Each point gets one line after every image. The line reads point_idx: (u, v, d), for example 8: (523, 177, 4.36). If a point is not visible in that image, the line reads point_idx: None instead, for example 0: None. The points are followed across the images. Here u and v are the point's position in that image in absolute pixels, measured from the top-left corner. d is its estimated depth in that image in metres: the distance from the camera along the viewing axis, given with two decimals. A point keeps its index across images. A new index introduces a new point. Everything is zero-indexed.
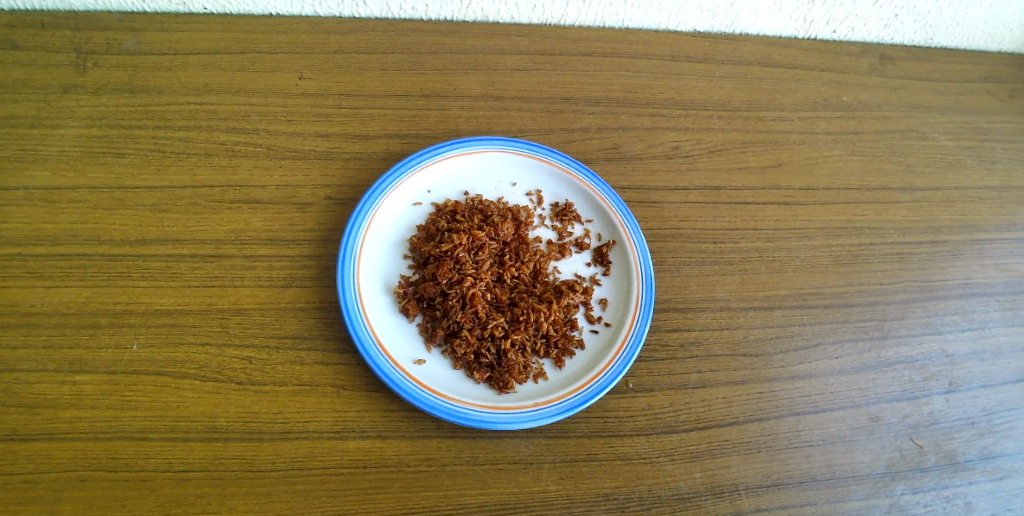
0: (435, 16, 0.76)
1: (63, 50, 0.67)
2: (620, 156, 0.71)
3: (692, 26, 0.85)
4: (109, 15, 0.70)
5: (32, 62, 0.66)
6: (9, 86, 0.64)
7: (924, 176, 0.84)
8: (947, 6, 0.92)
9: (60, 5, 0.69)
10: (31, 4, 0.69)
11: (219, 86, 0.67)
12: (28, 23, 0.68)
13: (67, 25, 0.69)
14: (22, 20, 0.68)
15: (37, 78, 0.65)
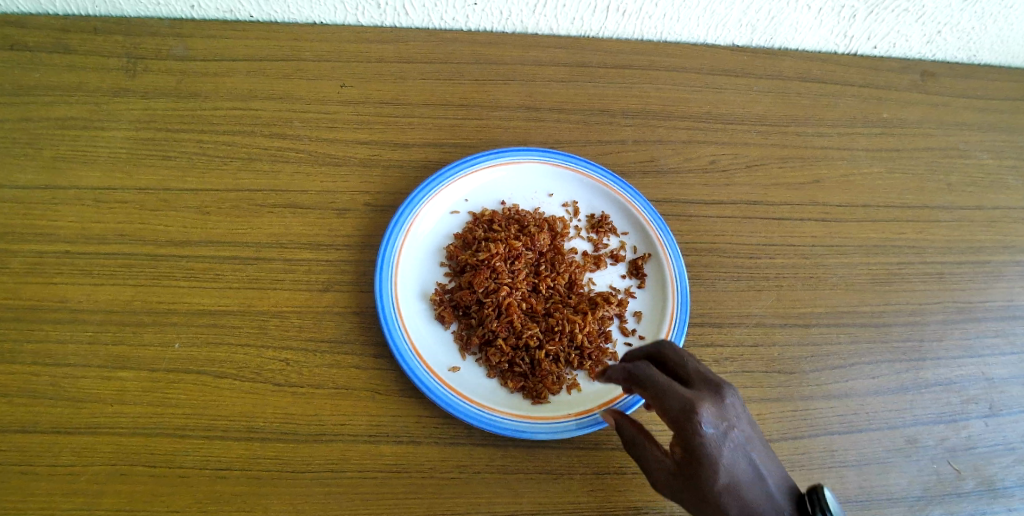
0: (475, 27, 0.77)
1: (114, 55, 0.70)
2: (656, 169, 0.71)
3: (730, 39, 0.85)
4: (159, 22, 0.73)
5: (85, 66, 0.68)
6: (63, 89, 0.66)
7: (965, 195, 0.82)
8: (993, 23, 0.90)
9: (113, 11, 0.72)
10: (86, 10, 0.71)
11: (264, 93, 0.69)
12: (82, 29, 0.71)
13: (118, 31, 0.71)
14: (77, 25, 0.71)
15: (89, 82, 0.67)
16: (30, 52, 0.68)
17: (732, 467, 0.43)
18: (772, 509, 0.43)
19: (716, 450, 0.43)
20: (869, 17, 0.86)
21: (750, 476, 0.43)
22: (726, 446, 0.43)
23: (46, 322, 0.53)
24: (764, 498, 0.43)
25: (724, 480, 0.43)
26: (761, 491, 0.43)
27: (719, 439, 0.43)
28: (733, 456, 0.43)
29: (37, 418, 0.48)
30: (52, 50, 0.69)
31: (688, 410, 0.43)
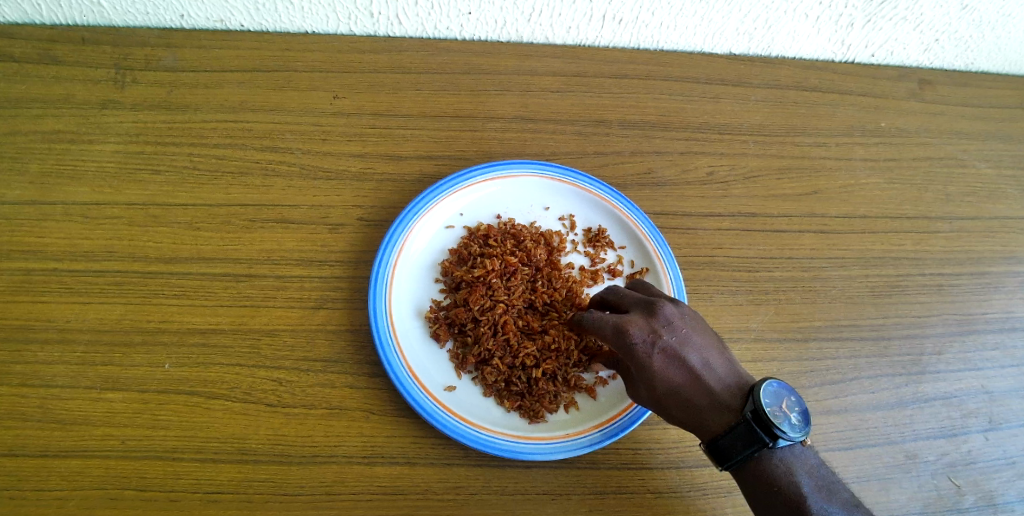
0: (469, 36, 0.76)
1: (104, 67, 0.69)
2: (653, 181, 0.70)
3: (727, 48, 0.84)
4: (148, 32, 0.72)
5: (74, 78, 0.67)
6: (51, 102, 0.65)
7: (963, 206, 0.82)
8: (989, 31, 0.90)
9: (100, 21, 0.71)
10: (73, 20, 0.70)
11: (255, 105, 0.68)
12: (70, 39, 0.70)
13: (107, 41, 0.70)
14: (65, 36, 0.70)
15: (78, 94, 0.66)
16: (18, 65, 0.67)
17: (666, 372, 0.48)
18: (711, 403, 0.48)
19: (648, 359, 0.48)
20: (867, 25, 0.86)
21: (686, 377, 0.48)
22: (657, 354, 0.48)
23: (33, 342, 0.52)
24: (703, 394, 0.48)
25: (659, 382, 0.48)
26: (699, 388, 0.48)
27: (649, 350, 0.48)
28: (665, 361, 0.48)
29: (24, 442, 0.47)
30: (39, 61, 0.67)
31: (617, 331, 0.48)
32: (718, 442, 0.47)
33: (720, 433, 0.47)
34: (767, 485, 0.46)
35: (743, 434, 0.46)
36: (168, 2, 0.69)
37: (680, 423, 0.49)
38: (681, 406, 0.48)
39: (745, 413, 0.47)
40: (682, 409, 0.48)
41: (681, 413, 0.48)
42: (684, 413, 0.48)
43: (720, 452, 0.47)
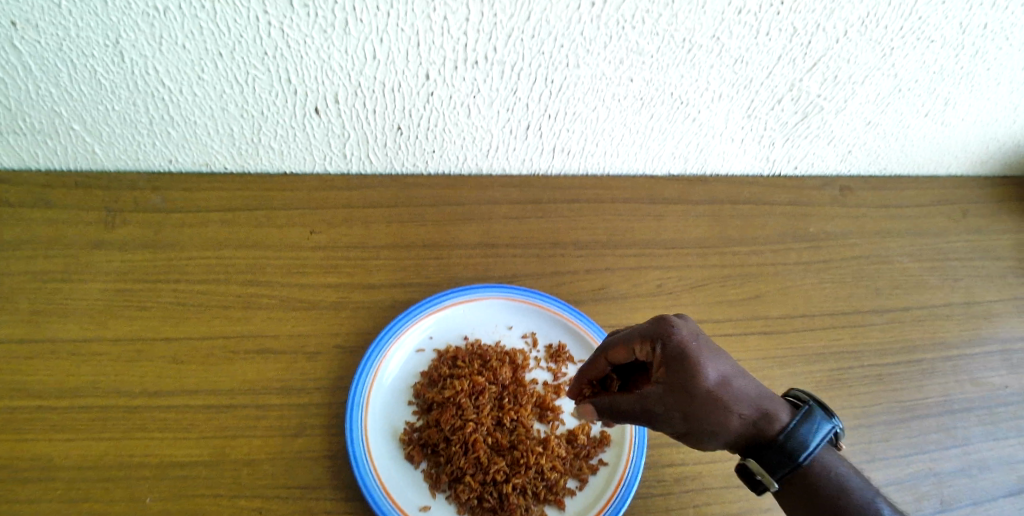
0: (434, 170, 0.86)
1: (95, 209, 0.75)
2: (608, 296, 0.78)
3: (666, 169, 0.96)
4: (139, 175, 0.79)
5: (68, 220, 0.73)
6: (47, 244, 0.71)
7: (893, 297, 0.95)
8: (894, 141, 1.07)
9: (93, 166, 0.78)
10: (67, 165, 0.77)
11: (239, 241, 0.74)
12: (64, 184, 0.76)
13: (99, 184, 0.77)
14: (61, 182, 0.77)
15: (71, 235, 0.72)
16: (16, 211, 0.73)
17: (717, 362, 0.52)
18: (758, 394, 0.52)
19: (700, 349, 0.53)
20: (785, 144, 1.00)
21: (733, 369, 0.53)
22: (705, 346, 0.53)
23: (10, 483, 0.53)
24: (750, 387, 0.52)
25: (711, 370, 0.52)
26: (745, 381, 0.53)
27: (699, 342, 0.53)
28: (713, 353, 0.53)
29: None
30: (35, 206, 0.74)
31: (667, 328, 0.54)
32: (797, 432, 0.51)
33: (795, 424, 0.51)
34: (826, 485, 0.50)
35: (815, 423, 0.52)
36: (158, 149, 0.77)
37: (737, 415, 0.51)
38: (737, 395, 0.51)
39: (811, 407, 0.53)
40: (739, 397, 0.51)
41: (736, 403, 0.51)
42: (740, 403, 0.51)
43: (793, 445, 0.50)
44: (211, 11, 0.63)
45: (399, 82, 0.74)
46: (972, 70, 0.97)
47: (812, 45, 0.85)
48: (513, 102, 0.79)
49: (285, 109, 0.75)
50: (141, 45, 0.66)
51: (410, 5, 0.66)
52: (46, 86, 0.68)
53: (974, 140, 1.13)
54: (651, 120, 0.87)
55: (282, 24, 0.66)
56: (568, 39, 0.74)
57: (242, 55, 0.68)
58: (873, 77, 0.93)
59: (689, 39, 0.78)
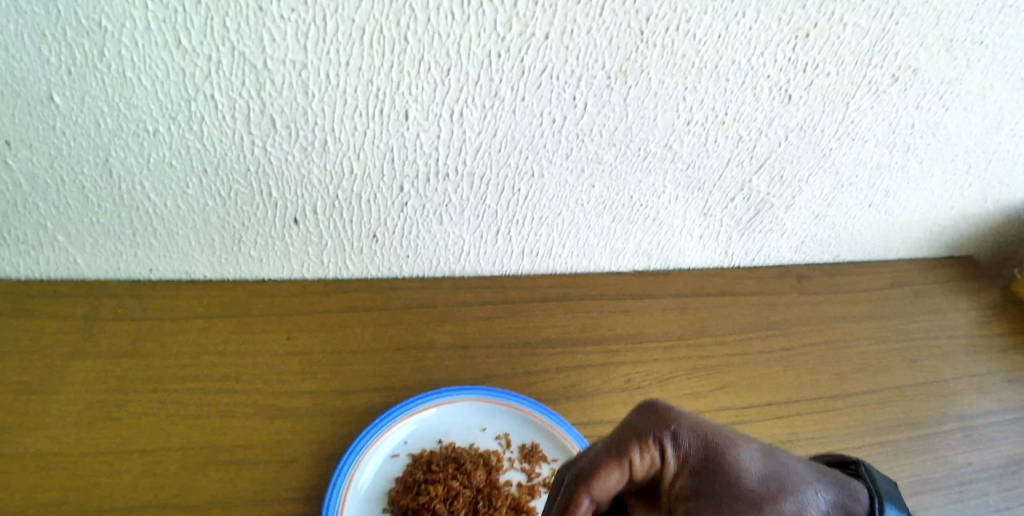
0: (408, 273, 0.91)
1: (74, 317, 0.77)
2: (579, 393, 0.82)
3: (631, 265, 1.03)
4: (119, 283, 0.82)
5: (46, 330, 0.75)
6: (24, 353, 0.72)
7: (857, 381, 0.99)
8: (842, 231, 1.16)
9: (73, 275, 0.80)
10: (46, 275, 0.79)
11: (218, 348, 0.77)
12: (44, 293, 0.78)
13: (80, 293, 0.80)
14: (41, 290, 0.79)
15: (49, 345, 0.73)
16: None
17: (740, 447, 0.48)
18: (797, 467, 0.48)
19: (716, 438, 0.48)
20: (741, 238, 1.07)
21: (757, 448, 0.48)
22: (719, 433, 0.49)
23: None
24: (784, 462, 0.48)
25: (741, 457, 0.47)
26: (776, 457, 0.48)
27: (711, 432, 0.49)
28: (731, 439, 0.49)
29: None
30: (14, 315, 0.75)
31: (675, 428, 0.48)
32: None
33: None
34: None
35: None
36: (140, 258, 0.80)
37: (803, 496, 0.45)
38: (782, 474, 0.46)
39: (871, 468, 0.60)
40: (785, 476, 0.46)
41: (787, 482, 0.46)
42: (791, 482, 0.46)
43: None
44: (198, 132, 0.69)
45: (375, 193, 0.79)
46: (906, 161, 1.07)
47: (756, 150, 0.94)
48: (482, 209, 0.85)
49: (265, 220, 0.79)
50: (129, 163, 0.70)
51: (383, 125, 0.73)
52: (34, 201, 0.71)
53: (915, 224, 1.22)
54: (613, 221, 0.94)
55: (265, 143, 0.72)
56: (532, 152, 0.81)
57: (226, 170, 0.73)
58: (817, 174, 1.02)
59: (644, 148, 0.86)
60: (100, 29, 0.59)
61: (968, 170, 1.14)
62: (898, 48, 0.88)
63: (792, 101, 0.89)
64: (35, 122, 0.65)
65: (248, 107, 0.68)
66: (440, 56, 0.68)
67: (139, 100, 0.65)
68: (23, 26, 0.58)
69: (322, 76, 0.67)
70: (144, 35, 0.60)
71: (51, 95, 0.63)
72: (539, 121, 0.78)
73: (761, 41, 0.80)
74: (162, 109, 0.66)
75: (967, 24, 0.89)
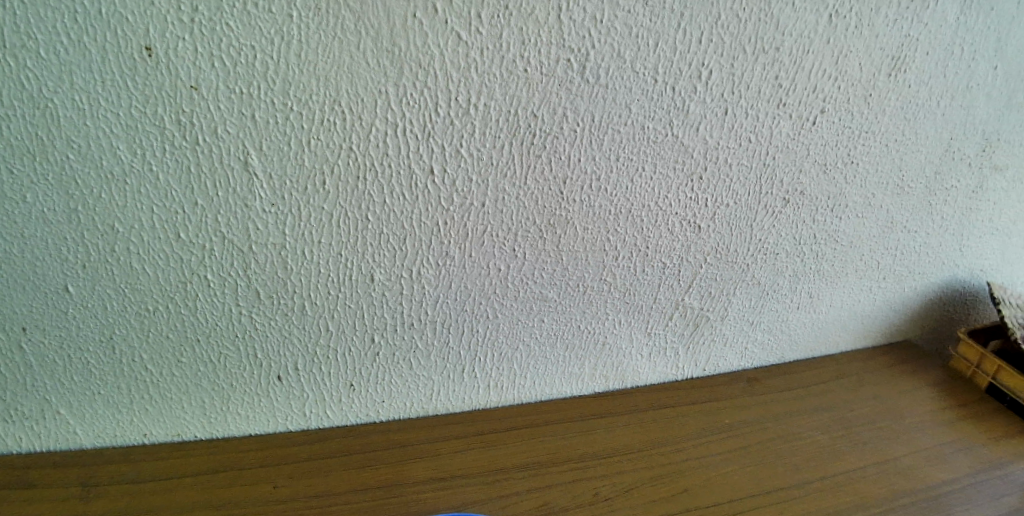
0: (386, 416, 1.00)
1: (72, 484, 0.84)
2: (550, 510, 0.89)
3: (592, 387, 1.14)
4: (115, 448, 0.90)
5: (44, 498, 0.82)
6: None
7: (809, 469, 1.06)
8: (779, 334, 1.30)
9: (71, 444, 0.88)
10: (46, 446, 0.87)
11: (208, 504, 0.84)
12: (44, 463, 0.86)
13: (77, 461, 0.87)
14: (39, 462, 0.86)
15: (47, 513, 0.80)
16: None
17: None
18: None
19: None
20: (687, 351, 1.20)
21: None
22: None
23: None
24: None
25: None
26: None
27: None
28: None
29: None
30: (15, 486, 0.82)
31: None
32: None
33: None
34: None
35: None
36: (135, 423, 0.89)
37: None
38: None
39: None
40: None
41: None
42: None
43: None
44: (193, 307, 0.83)
45: (350, 346, 0.92)
46: (817, 265, 1.24)
47: (681, 273, 1.10)
48: (448, 351, 0.97)
49: (252, 379, 0.90)
50: (131, 338, 0.82)
51: (353, 288, 0.87)
52: (44, 378, 0.82)
53: (846, 318, 1.37)
54: (569, 349, 1.07)
55: (252, 312, 0.85)
56: (485, 298, 0.95)
57: (217, 337, 0.86)
58: (741, 286, 1.18)
59: (583, 284, 1.02)
60: (113, 231, 0.75)
61: (879, 265, 1.32)
62: (782, 177, 1.09)
63: (702, 230, 1.07)
64: (51, 310, 0.78)
65: (236, 283, 0.83)
66: (397, 228, 0.85)
67: (143, 284, 0.79)
68: (49, 234, 0.73)
69: (299, 253, 0.83)
70: (150, 233, 0.77)
71: (66, 287, 0.77)
72: (487, 271, 0.93)
73: (664, 187, 1.00)
74: (162, 291, 0.81)
75: (833, 151, 1.11)
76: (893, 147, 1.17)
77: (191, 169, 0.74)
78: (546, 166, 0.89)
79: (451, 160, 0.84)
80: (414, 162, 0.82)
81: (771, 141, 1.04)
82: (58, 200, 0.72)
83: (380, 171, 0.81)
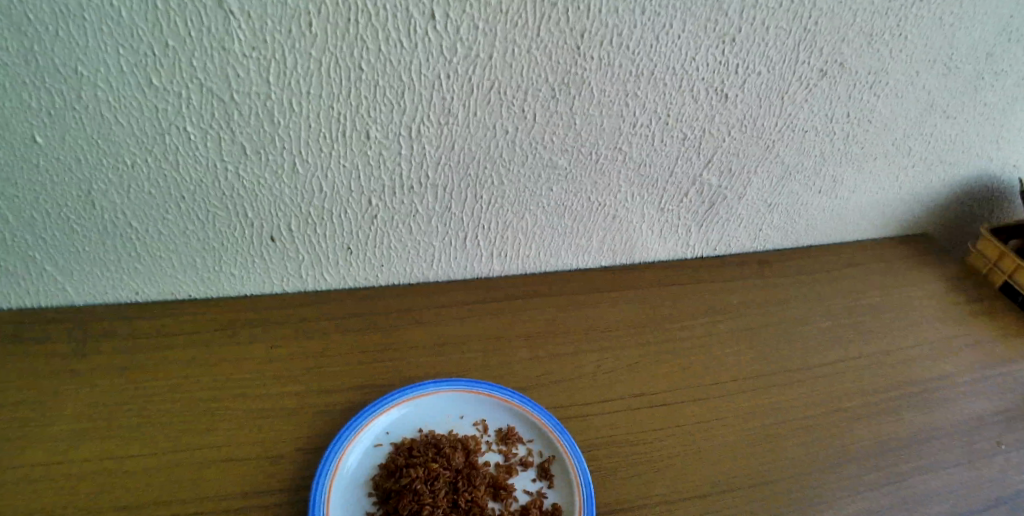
0: (386, 281, 0.97)
1: (66, 341, 0.82)
2: (551, 379, 0.88)
3: (598, 262, 1.10)
4: (108, 307, 0.87)
5: (39, 354, 0.80)
6: (18, 376, 0.76)
7: (813, 355, 1.03)
8: (797, 218, 1.23)
9: (63, 302, 0.85)
10: (37, 302, 0.84)
11: (204, 362, 0.82)
12: (36, 320, 0.84)
13: (68, 319, 0.85)
14: (34, 318, 0.84)
15: (39, 368, 0.78)
16: None
17: None
18: None
19: None
20: (700, 230, 1.14)
21: None
22: None
23: None
24: None
25: None
26: None
27: None
28: None
29: None
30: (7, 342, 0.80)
31: None
32: None
33: None
34: None
35: None
36: (126, 282, 0.85)
37: None
38: None
39: None
40: None
41: None
42: None
43: None
44: (174, 162, 0.75)
45: (345, 209, 0.86)
46: (845, 147, 1.13)
47: (702, 147, 1.01)
48: (450, 217, 0.92)
49: (243, 240, 0.85)
50: (111, 194, 0.76)
51: (347, 145, 0.79)
52: (22, 234, 0.76)
53: (868, 207, 1.29)
54: (576, 221, 1.01)
55: (239, 169, 0.78)
56: (491, 163, 0.88)
57: (203, 195, 0.79)
58: (763, 165, 1.09)
59: (596, 152, 0.93)
60: (76, 74, 0.65)
61: (911, 151, 1.21)
62: (823, 45, 0.96)
63: (729, 100, 0.96)
64: (19, 161, 0.70)
65: (219, 136, 0.74)
66: (394, 80, 0.76)
67: (117, 136, 0.71)
68: (4, 77, 0.64)
69: (287, 104, 0.74)
70: (118, 79, 0.67)
71: (33, 137, 0.69)
72: (494, 133, 0.85)
73: (691, 48, 0.87)
74: (139, 144, 0.72)
75: (884, 17, 0.96)
76: (949, 19, 1.01)
77: (157, 3, 0.62)
78: (562, 17, 0.77)
79: (454, 5, 0.72)
80: (413, 5, 0.70)
81: (816, 3, 0.90)
82: (9, 35, 0.61)
83: (373, 12, 0.69)
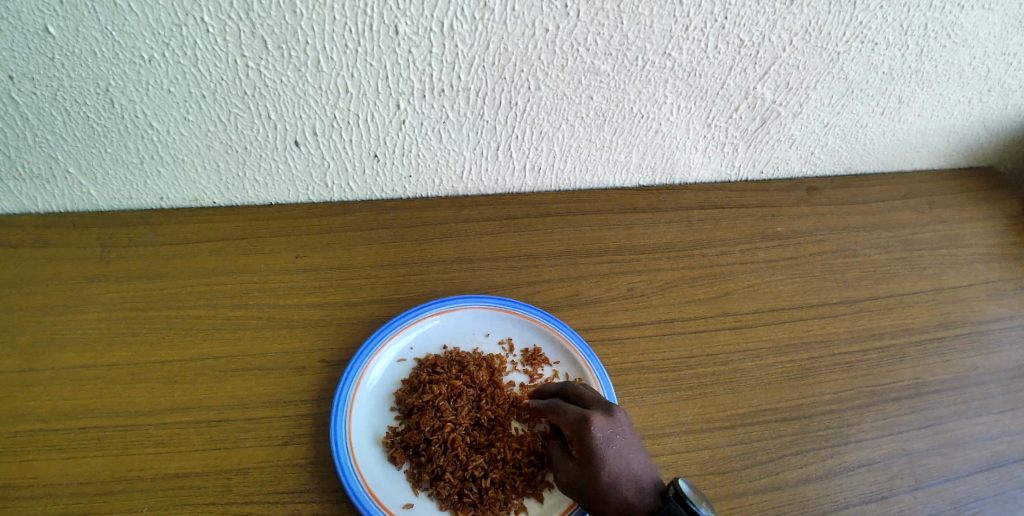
0: (413, 194, 0.93)
1: (90, 246, 0.79)
2: (580, 301, 0.84)
3: (635, 182, 1.03)
4: (132, 212, 0.84)
5: (63, 257, 0.78)
6: (43, 279, 0.75)
7: (860, 288, 0.97)
8: (854, 142, 1.12)
9: (89, 206, 0.82)
10: (64, 207, 0.81)
11: (226, 271, 0.79)
12: (61, 224, 0.81)
13: (93, 223, 0.82)
14: (58, 221, 0.81)
15: (64, 271, 0.76)
16: (15, 252, 0.77)
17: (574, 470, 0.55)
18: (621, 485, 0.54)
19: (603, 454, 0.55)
20: (747, 150, 1.05)
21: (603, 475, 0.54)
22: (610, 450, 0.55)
23: (9, 500, 0.54)
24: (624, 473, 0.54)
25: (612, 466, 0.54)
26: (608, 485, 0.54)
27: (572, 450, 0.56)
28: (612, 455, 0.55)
29: None
30: (31, 244, 0.78)
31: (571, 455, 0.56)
32: None
33: None
34: None
35: None
36: (150, 188, 0.82)
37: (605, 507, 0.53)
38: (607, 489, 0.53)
39: None
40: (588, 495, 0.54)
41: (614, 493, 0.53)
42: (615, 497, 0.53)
43: None
44: (192, 58, 0.68)
45: (372, 113, 0.79)
46: (917, 64, 1.00)
47: (760, 56, 0.90)
48: (481, 125, 0.85)
49: (266, 144, 0.79)
50: (129, 91, 0.70)
51: (375, 42, 0.72)
52: (42, 134, 0.72)
53: (933, 134, 1.16)
54: (615, 134, 0.93)
55: (260, 66, 0.71)
56: (528, 65, 0.80)
57: (223, 94, 0.73)
58: (824, 81, 0.97)
59: (642, 56, 0.83)
60: None
61: (988, 73, 1.06)
62: None
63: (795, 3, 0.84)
64: (31, 54, 0.64)
65: (239, 29, 0.67)
66: None
67: (132, 27, 0.64)
68: None
69: None
70: None
71: (46, 28, 0.63)
72: (532, 32, 0.76)
73: None
74: (155, 36, 0.66)
75: None
76: None
77: None
78: None
79: None
80: None
81: None
82: None
83: None
